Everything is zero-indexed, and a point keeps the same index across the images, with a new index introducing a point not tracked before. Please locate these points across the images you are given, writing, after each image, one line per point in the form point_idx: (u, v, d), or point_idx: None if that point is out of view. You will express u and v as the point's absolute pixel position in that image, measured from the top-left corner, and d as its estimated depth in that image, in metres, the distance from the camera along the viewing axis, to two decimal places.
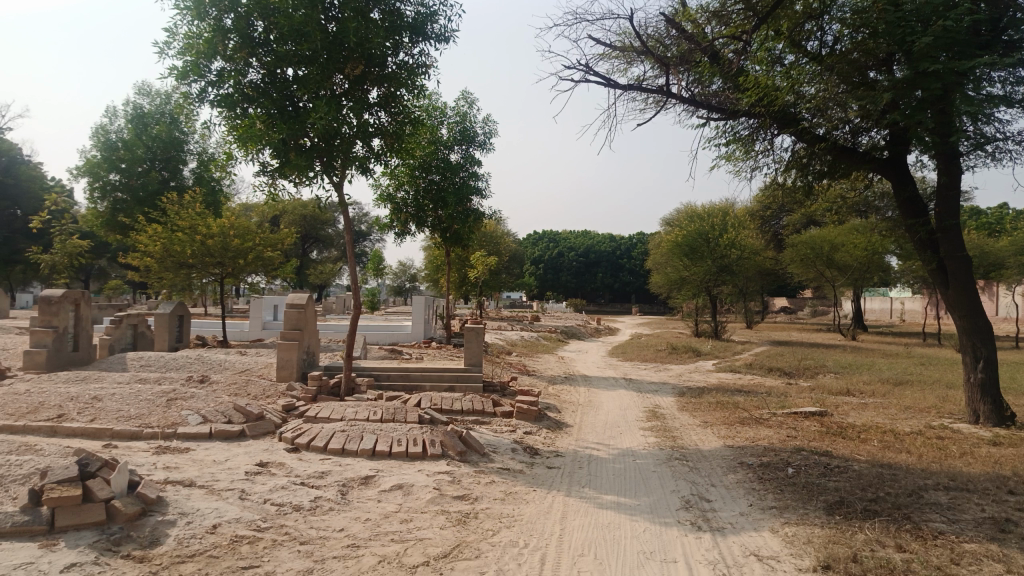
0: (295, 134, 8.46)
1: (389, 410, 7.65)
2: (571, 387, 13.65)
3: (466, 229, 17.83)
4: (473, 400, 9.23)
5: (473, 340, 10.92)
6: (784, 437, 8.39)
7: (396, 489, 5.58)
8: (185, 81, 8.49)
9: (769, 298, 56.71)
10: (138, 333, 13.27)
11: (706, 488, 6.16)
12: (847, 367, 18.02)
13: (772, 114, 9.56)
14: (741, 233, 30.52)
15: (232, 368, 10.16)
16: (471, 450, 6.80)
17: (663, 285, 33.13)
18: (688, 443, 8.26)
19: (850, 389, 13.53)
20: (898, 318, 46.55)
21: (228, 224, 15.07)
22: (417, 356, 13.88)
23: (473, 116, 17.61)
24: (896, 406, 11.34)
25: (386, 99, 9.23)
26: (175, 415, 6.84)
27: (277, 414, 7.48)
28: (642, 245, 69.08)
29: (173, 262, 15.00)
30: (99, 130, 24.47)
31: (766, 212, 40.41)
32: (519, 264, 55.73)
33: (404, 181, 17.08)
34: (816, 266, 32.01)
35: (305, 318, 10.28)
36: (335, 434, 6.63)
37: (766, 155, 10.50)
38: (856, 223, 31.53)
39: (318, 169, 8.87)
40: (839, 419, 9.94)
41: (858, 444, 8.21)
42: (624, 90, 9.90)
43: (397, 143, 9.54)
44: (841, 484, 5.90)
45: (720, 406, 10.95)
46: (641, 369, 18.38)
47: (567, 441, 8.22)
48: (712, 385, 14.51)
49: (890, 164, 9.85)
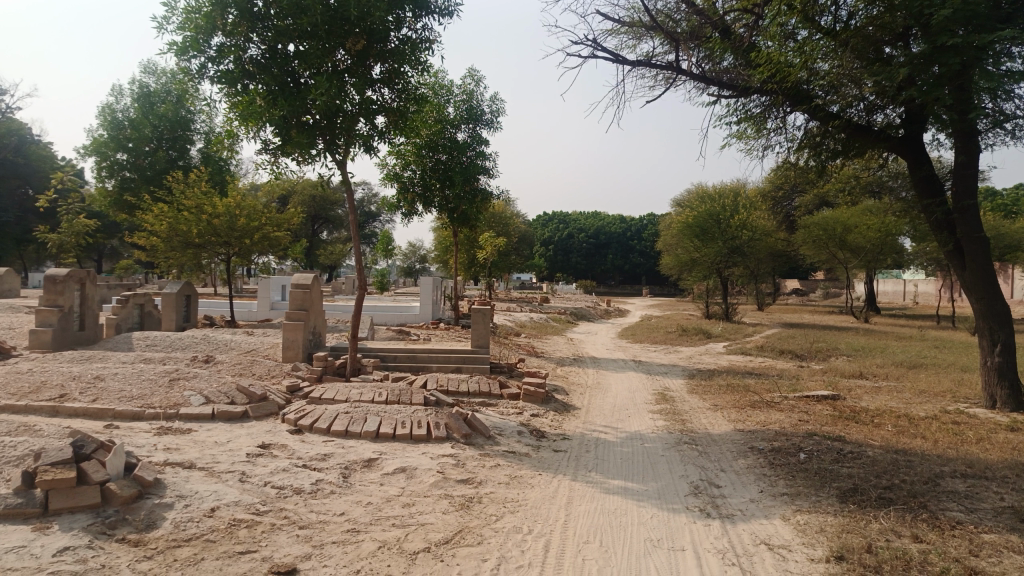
0: (297, 111, 8.32)
1: (394, 392, 7.55)
2: (580, 369, 13.55)
3: (474, 210, 17.67)
4: (479, 382, 9.12)
5: (480, 321, 10.80)
6: (795, 421, 8.24)
7: (399, 473, 5.48)
8: (184, 57, 8.35)
9: (781, 280, 56.33)
10: (145, 312, 13.24)
11: (715, 473, 6.03)
12: (860, 350, 17.80)
13: (785, 91, 9.30)
14: (753, 215, 30.19)
15: (238, 348, 10.10)
16: (476, 433, 6.69)
17: (674, 266, 32.86)
18: (697, 426, 8.13)
19: (863, 372, 13.36)
20: (911, 300, 46.15)
21: (234, 204, 15.01)
22: (425, 337, 13.79)
23: (479, 94, 17.36)
24: (910, 390, 11.16)
25: (390, 75, 9.06)
26: (177, 395, 6.76)
27: (280, 395, 7.39)
28: (652, 226, 68.67)
29: (179, 241, 14.92)
30: (106, 109, 24.41)
31: (778, 193, 39.97)
32: (529, 246, 55.51)
33: (410, 161, 16.90)
34: (829, 248, 31.66)
35: (311, 298, 10.18)
36: (338, 416, 6.53)
37: (778, 134, 10.29)
38: (870, 204, 31.13)
39: (321, 146, 8.73)
40: (853, 403, 9.77)
41: (872, 429, 8.06)
42: (633, 66, 9.68)
43: (402, 120, 9.38)
44: (854, 471, 5.76)
45: (730, 389, 10.81)
46: (650, 351, 18.24)
47: (574, 424, 8.11)
48: (722, 367, 14.36)
49: (907, 143, 9.59)
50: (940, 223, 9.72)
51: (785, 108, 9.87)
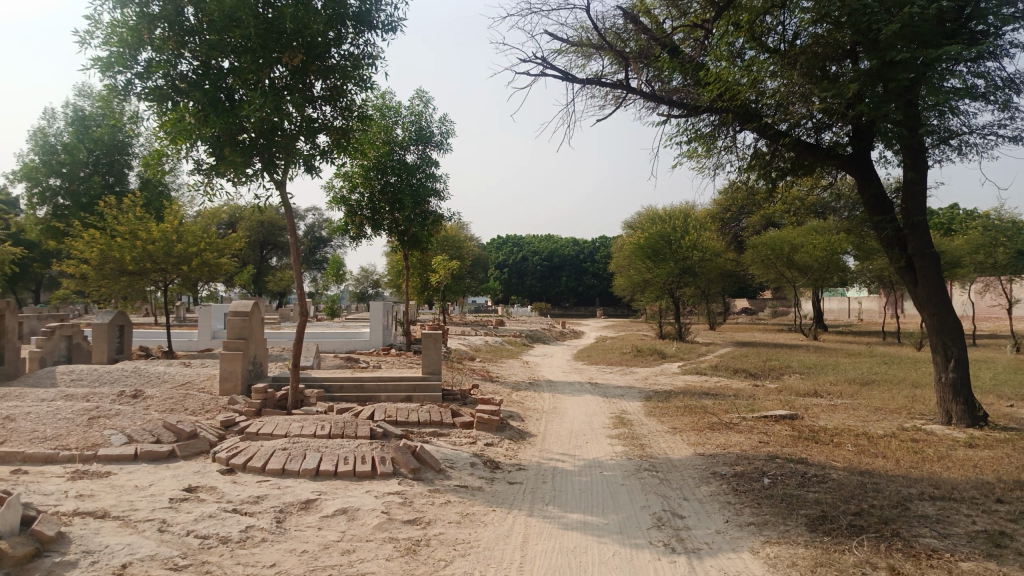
0: (231, 129, 7.87)
1: (338, 424, 7.09)
2: (535, 393, 13.22)
3: (424, 233, 17.28)
4: (430, 411, 8.70)
5: (431, 346, 10.39)
6: (755, 444, 8.02)
7: (339, 515, 5.03)
8: (109, 73, 7.86)
9: (731, 299, 57.10)
10: (73, 345, 12.45)
11: (678, 502, 5.73)
12: (812, 367, 17.87)
13: (735, 109, 9.24)
14: (703, 235, 30.50)
15: (171, 381, 9.48)
16: (425, 467, 6.28)
17: (627, 288, 32.91)
18: (657, 451, 7.85)
19: (818, 390, 13.33)
20: (856, 318, 47.24)
21: (171, 229, 14.36)
22: (375, 364, 13.29)
23: (428, 115, 17.06)
24: (866, 407, 11.10)
25: (332, 93, 8.71)
26: (96, 435, 6.18)
27: (213, 431, 6.85)
28: (604, 248, 69.15)
29: (112, 268, 14.17)
30: (37, 132, 23.44)
31: (727, 214, 40.60)
32: (482, 269, 55.23)
33: (357, 182, 16.48)
34: (777, 267, 32.11)
35: (250, 326, 9.65)
36: (275, 453, 6.05)
37: (728, 154, 10.23)
38: (816, 224, 31.77)
39: (258, 167, 8.28)
40: (811, 422, 9.62)
41: (832, 450, 7.88)
42: (583, 84, 9.50)
43: (346, 140, 9.00)
44: (821, 496, 5.51)
45: (688, 411, 10.60)
46: (606, 373, 17.99)
47: (530, 453, 7.74)
48: (679, 388, 14.19)
49: (856, 160, 9.58)
50: (891, 240, 9.70)
51: (735, 128, 9.83)
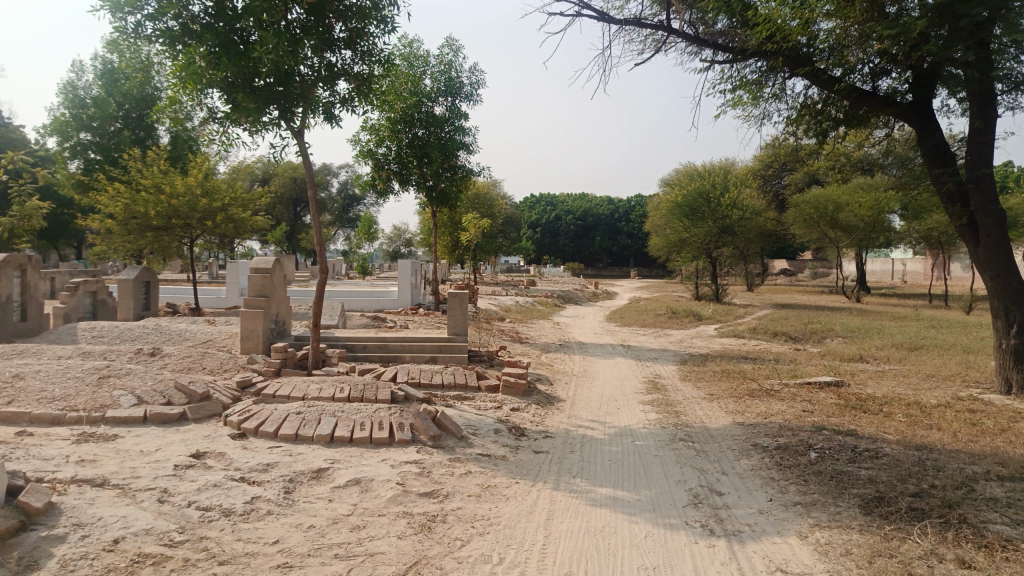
0: (245, 73, 7.45)
1: (357, 387, 6.78)
2: (566, 355, 12.82)
3: (454, 188, 16.81)
4: (455, 373, 8.35)
5: (458, 306, 10.00)
6: (799, 412, 7.54)
7: (352, 486, 4.71)
8: (119, 15, 7.46)
9: (769, 260, 55.76)
10: (98, 301, 12.36)
11: (716, 477, 5.31)
12: (855, 330, 17.16)
13: (784, 53, 8.57)
14: (743, 193, 29.51)
15: (192, 339, 9.26)
16: (446, 434, 5.94)
17: (663, 247, 32.19)
18: (693, 419, 7.41)
19: (863, 355, 12.70)
20: (898, 280, 45.88)
21: (196, 183, 14.10)
22: (402, 324, 12.98)
23: (458, 65, 16.45)
24: (916, 374, 10.49)
25: (353, 36, 8.23)
26: (105, 396, 5.94)
27: (228, 392, 6.59)
28: (639, 207, 67.90)
29: (136, 224, 14.06)
30: (67, 86, 23.35)
31: (767, 171, 39.31)
32: (515, 229, 54.75)
33: (385, 136, 16.02)
34: (820, 226, 31.03)
35: (273, 284, 9.36)
36: (288, 418, 5.74)
37: (776, 103, 9.55)
38: (862, 182, 30.52)
39: (273, 114, 7.86)
40: (858, 390, 9.07)
41: (883, 420, 7.37)
42: (620, 25, 8.88)
43: (367, 86, 8.53)
44: (875, 474, 5.03)
45: (726, 376, 10.11)
46: (639, 335, 17.51)
47: (558, 419, 7.37)
48: (716, 352, 13.68)
49: (916, 109, 8.80)
50: (952, 195, 8.95)
51: (784, 73, 9.14)
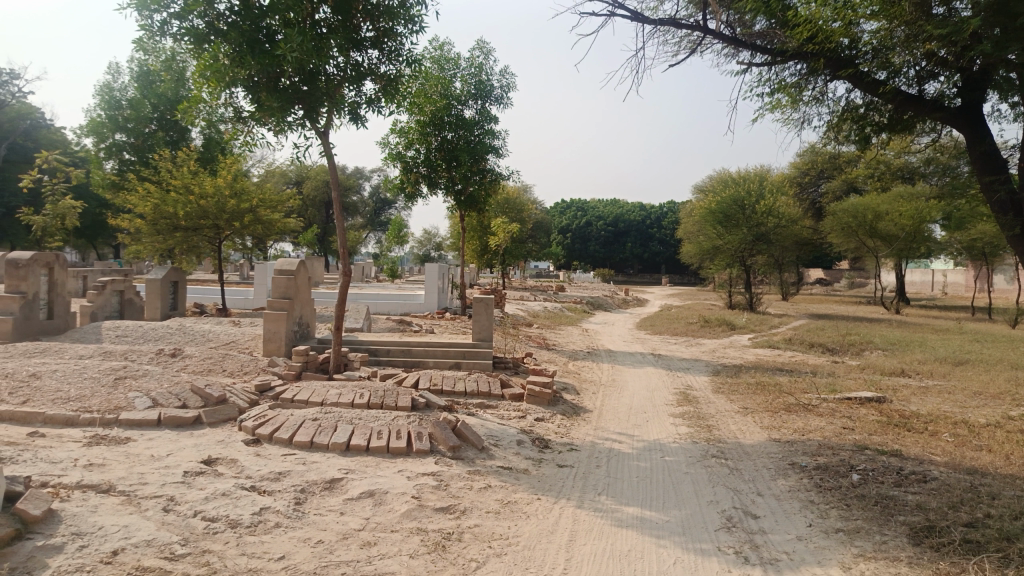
0: (269, 71, 7.33)
1: (377, 393, 6.58)
2: (594, 364, 12.52)
3: (483, 192, 16.62)
4: (478, 380, 8.12)
5: (483, 312, 9.78)
6: (838, 430, 7.17)
7: (365, 498, 4.49)
8: (145, 13, 7.40)
9: (805, 268, 54.68)
10: (126, 300, 12.39)
11: (751, 499, 5.00)
12: (896, 343, 16.56)
13: (825, 55, 8.22)
14: (779, 200, 28.89)
15: (216, 341, 9.17)
16: (466, 445, 5.70)
17: (695, 254, 31.67)
18: (725, 434, 7.08)
19: (904, 369, 12.19)
20: (938, 291, 44.67)
21: (225, 184, 14.10)
22: (428, 328, 12.81)
23: (489, 68, 16.26)
24: (962, 390, 10.00)
25: (380, 36, 8.08)
26: (120, 397, 5.82)
27: (245, 395, 6.44)
28: (672, 214, 67.15)
29: (166, 224, 14.12)
30: (104, 88, 23.69)
31: (803, 178, 38.57)
32: (545, 234, 54.45)
33: (413, 139, 15.90)
34: (857, 235, 30.25)
35: (296, 286, 9.23)
36: (304, 424, 5.56)
37: (816, 107, 9.19)
38: (902, 191, 29.72)
39: (298, 114, 7.72)
40: (901, 406, 8.65)
41: (928, 440, 6.97)
42: (654, 26, 8.60)
43: (393, 87, 8.36)
44: (923, 500, 4.68)
45: (760, 389, 9.73)
46: (670, 344, 17.12)
47: (584, 431, 7.09)
48: (749, 363, 13.26)
49: (965, 113, 8.27)
50: (1003, 204, 8.10)
51: (824, 76, 8.78)
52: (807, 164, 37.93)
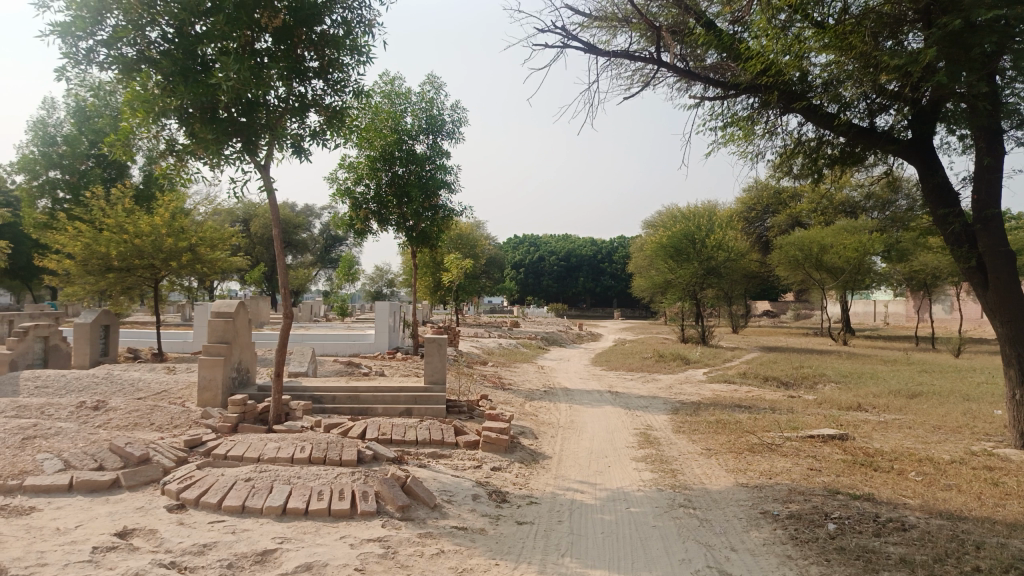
0: (204, 101, 6.86)
1: (320, 446, 6.08)
2: (551, 403, 12.13)
3: (434, 229, 16.26)
4: (430, 427, 7.65)
5: (435, 353, 9.34)
6: (806, 471, 6.92)
7: (302, 573, 3.99)
8: (69, 39, 6.87)
9: (752, 301, 55.60)
10: (50, 347, 11.57)
11: (724, 555, 4.64)
12: (848, 375, 16.63)
13: (777, 89, 8.14)
14: (728, 235, 29.25)
15: (146, 390, 8.51)
16: (417, 503, 5.24)
17: (648, 289, 31.76)
18: (690, 480, 6.75)
19: (861, 403, 12.11)
20: (881, 322, 45.83)
21: (162, 221, 13.46)
22: (378, 370, 12.27)
23: (440, 102, 15.99)
24: (922, 425, 9.90)
25: (325, 66, 7.72)
26: (27, 460, 5.19)
27: (173, 452, 5.85)
28: (622, 249, 67.83)
29: (97, 264, 13.34)
30: (37, 123, 22.75)
31: (750, 212, 39.34)
32: (498, 270, 54.25)
33: (363, 174, 15.51)
34: (804, 268, 30.75)
35: (235, 329, 8.66)
36: (236, 486, 5.02)
37: (769, 140, 9.12)
38: (845, 224, 30.46)
39: (236, 147, 7.26)
40: (864, 444, 8.47)
41: (897, 480, 6.75)
42: (608, 59, 8.44)
43: (339, 119, 7.99)
44: (907, 553, 4.41)
45: (721, 428, 9.47)
46: (626, 381, 16.86)
47: (543, 481, 6.67)
48: (707, 399, 13.04)
49: (915, 147, 8.20)
50: (957, 237, 8.17)
51: (776, 110, 8.71)
52: (753, 199, 38.69)
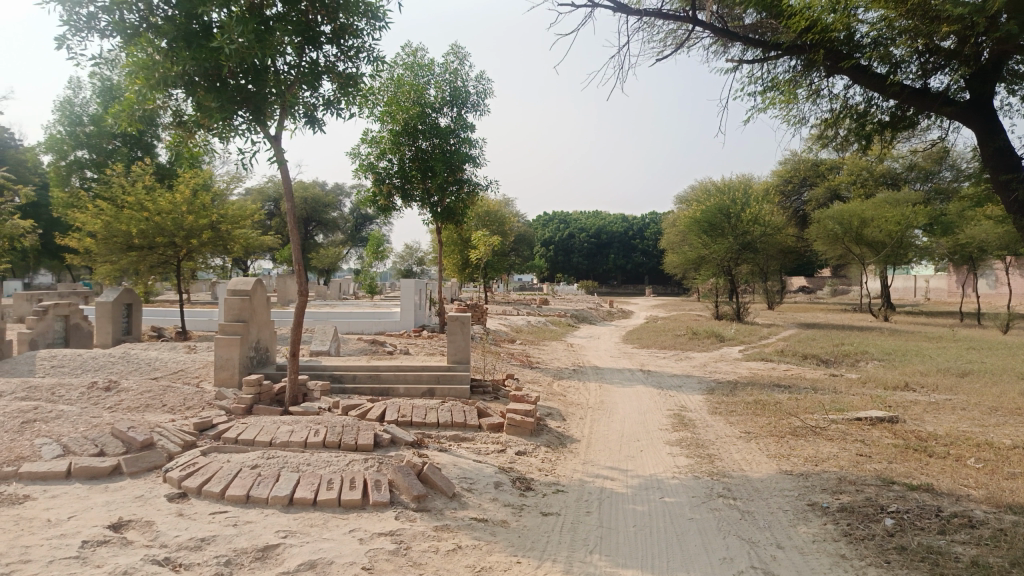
0: (208, 68, 6.49)
1: (334, 430, 5.75)
2: (580, 383, 11.72)
3: (460, 204, 15.84)
4: (452, 409, 7.28)
5: (459, 331, 8.95)
6: (855, 458, 6.41)
7: (306, 572, 3.65)
8: (68, 5, 6.52)
9: (788, 277, 54.43)
10: (71, 326, 11.45)
11: (770, 553, 4.21)
12: (892, 353, 15.93)
13: (823, 47, 7.49)
14: (764, 209, 28.34)
15: (162, 371, 8.28)
16: (435, 493, 4.86)
17: (680, 265, 31.05)
18: (729, 467, 6.29)
19: (908, 382, 11.50)
20: (921, 297, 44.54)
21: (182, 198, 13.25)
22: (402, 349, 11.94)
23: (464, 73, 15.49)
24: (976, 406, 9.28)
25: (338, 32, 7.29)
26: (25, 446, 4.93)
27: (181, 436, 5.56)
28: (654, 225, 66.84)
29: (118, 243, 13.19)
30: (64, 102, 22.68)
31: (787, 185, 38.18)
32: (528, 247, 53.74)
33: (386, 148, 15.11)
34: (843, 242, 29.73)
35: (252, 307, 8.34)
36: (241, 473, 4.70)
37: (813, 104, 8.49)
38: (886, 197, 29.35)
39: (244, 117, 6.92)
40: (916, 427, 7.91)
41: (956, 467, 6.22)
42: (639, 19, 7.86)
43: (354, 87, 7.58)
44: (979, 555, 3.93)
45: (760, 409, 8.97)
46: (659, 359, 16.38)
47: (570, 467, 6.28)
48: (744, 378, 12.50)
49: (974, 109, 7.30)
50: (1021, 205, 6.90)
51: (821, 71, 8.07)
52: (790, 172, 37.57)
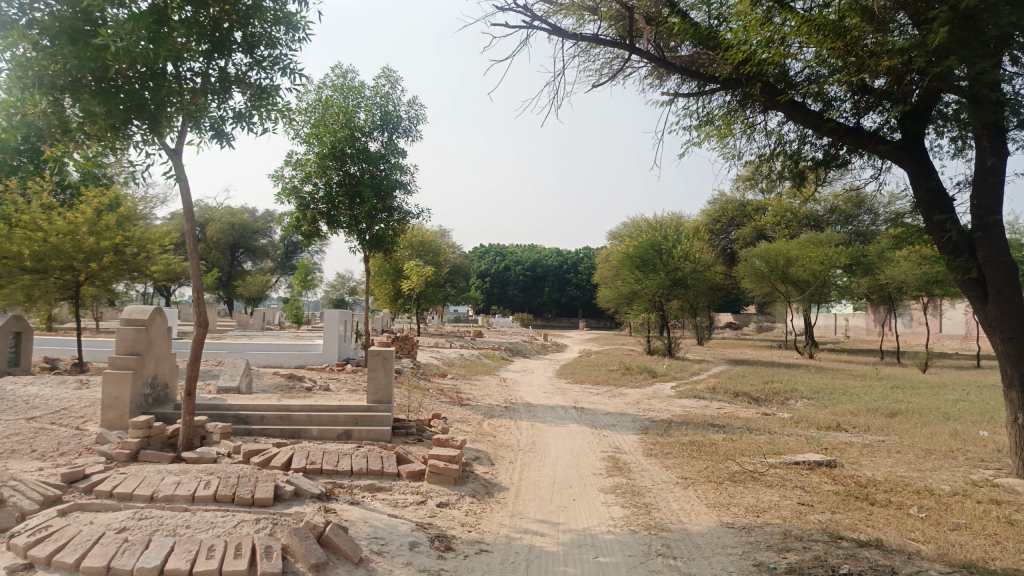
0: (95, 69, 5.81)
1: (229, 481, 5.03)
2: (511, 422, 11.17)
3: (388, 232, 15.21)
4: (369, 454, 6.62)
5: (380, 366, 8.29)
6: (798, 508, 6.05)
7: None
8: None
9: (717, 313, 55.44)
10: None
11: None
12: (821, 391, 15.95)
13: (757, 81, 7.26)
14: (694, 247, 28.64)
15: (42, 409, 7.34)
16: (338, 559, 4.22)
17: (613, 299, 30.99)
18: (667, 519, 5.83)
19: (840, 422, 11.36)
20: (843, 335, 45.95)
21: (82, 218, 12.29)
22: (321, 385, 11.16)
23: (396, 98, 15.01)
24: (910, 448, 9.14)
25: (251, 42, 6.71)
26: None
27: (41, 489, 4.74)
28: (588, 259, 67.29)
29: (7, 267, 12.07)
30: None
31: (715, 224, 38.90)
32: (464, 278, 53.25)
33: (311, 172, 14.41)
34: (769, 280, 30.26)
35: (149, 339, 7.49)
36: (103, 540, 3.95)
37: (749, 139, 8.30)
38: (810, 238, 30.14)
39: (140, 128, 6.24)
40: (854, 471, 7.65)
41: (900, 517, 5.91)
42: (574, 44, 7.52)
43: (268, 100, 6.98)
44: None
45: (696, 452, 8.59)
46: (592, 396, 15.98)
47: (496, 521, 5.70)
48: (678, 418, 12.15)
49: (908, 149, 7.17)
50: (954, 246, 6.99)
51: (757, 106, 7.90)
52: (719, 211, 38.38)
